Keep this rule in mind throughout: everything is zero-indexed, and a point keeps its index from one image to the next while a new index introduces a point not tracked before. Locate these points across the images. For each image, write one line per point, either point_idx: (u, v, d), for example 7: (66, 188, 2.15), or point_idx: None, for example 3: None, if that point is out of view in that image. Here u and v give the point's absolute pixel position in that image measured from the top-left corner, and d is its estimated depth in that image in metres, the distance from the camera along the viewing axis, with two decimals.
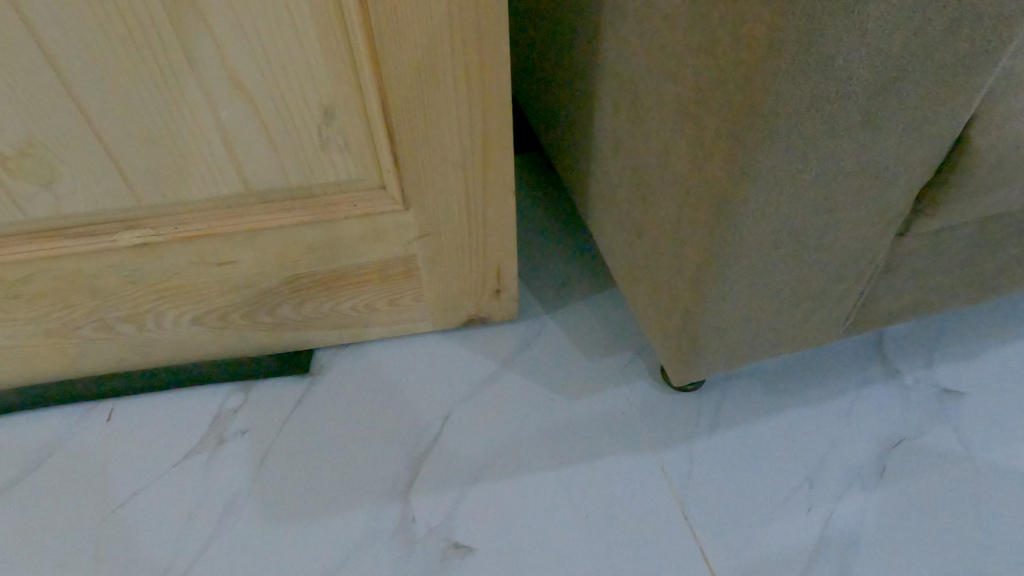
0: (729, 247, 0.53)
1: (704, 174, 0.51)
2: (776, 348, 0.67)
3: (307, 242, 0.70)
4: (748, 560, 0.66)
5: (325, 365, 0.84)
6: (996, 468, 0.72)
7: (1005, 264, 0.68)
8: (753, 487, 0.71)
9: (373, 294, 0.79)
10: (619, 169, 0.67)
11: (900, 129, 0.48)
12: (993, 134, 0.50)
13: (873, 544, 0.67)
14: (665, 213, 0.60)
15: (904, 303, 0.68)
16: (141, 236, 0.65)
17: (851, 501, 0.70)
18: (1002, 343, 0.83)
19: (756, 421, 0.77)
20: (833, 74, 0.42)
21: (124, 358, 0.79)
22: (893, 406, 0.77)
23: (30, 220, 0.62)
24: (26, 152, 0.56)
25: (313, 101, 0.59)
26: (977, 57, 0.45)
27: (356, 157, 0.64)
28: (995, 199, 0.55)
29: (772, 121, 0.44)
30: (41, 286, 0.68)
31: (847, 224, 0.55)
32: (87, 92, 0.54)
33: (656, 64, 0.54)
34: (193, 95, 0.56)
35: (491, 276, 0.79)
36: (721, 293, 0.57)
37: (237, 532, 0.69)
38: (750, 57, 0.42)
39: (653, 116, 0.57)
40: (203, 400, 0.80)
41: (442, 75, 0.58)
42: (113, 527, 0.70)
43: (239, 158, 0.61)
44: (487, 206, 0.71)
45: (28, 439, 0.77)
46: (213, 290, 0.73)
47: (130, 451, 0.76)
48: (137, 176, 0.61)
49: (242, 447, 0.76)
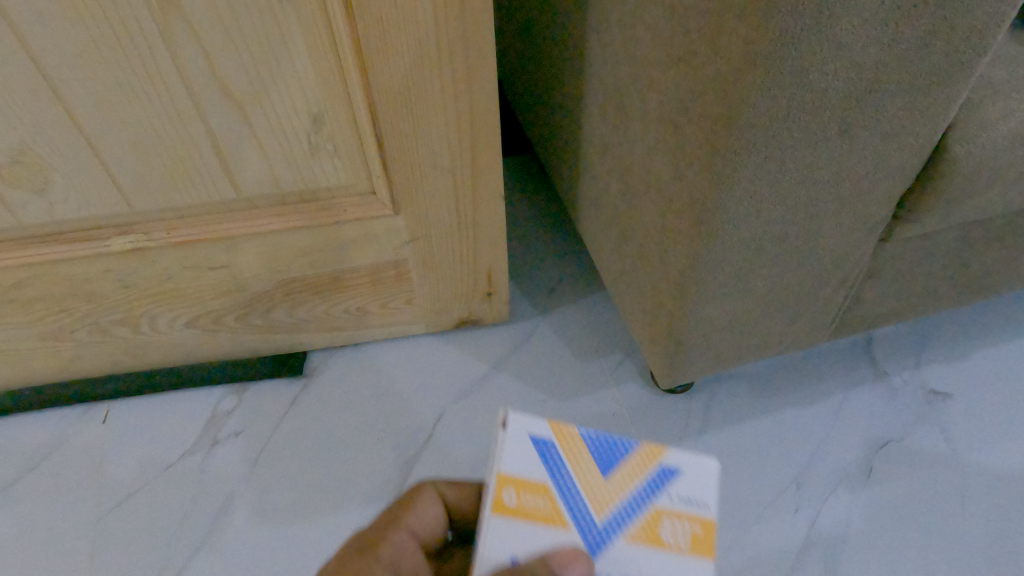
0: (710, 253, 0.53)
1: (687, 182, 0.51)
2: (762, 350, 0.68)
3: (298, 246, 0.71)
4: (736, 561, 0.67)
5: (318, 367, 0.85)
6: (983, 470, 0.72)
7: (992, 268, 0.68)
8: (740, 489, 0.72)
9: (365, 297, 0.79)
10: (605, 174, 0.68)
11: (877, 139, 0.48)
12: (971, 143, 0.50)
13: (858, 545, 0.68)
14: (650, 219, 0.60)
15: (890, 308, 0.68)
16: (132, 242, 0.65)
17: (838, 501, 0.71)
18: (990, 344, 0.83)
19: (745, 422, 0.77)
20: (809, 87, 0.43)
21: (119, 361, 0.80)
22: (881, 408, 0.78)
23: (24, 226, 0.63)
24: (16, 159, 0.57)
25: (302, 109, 0.59)
26: (953, 68, 0.45)
27: (345, 163, 0.65)
28: (978, 205, 0.56)
29: (749, 133, 0.44)
30: (36, 290, 0.69)
31: (828, 232, 0.55)
32: (76, 100, 0.54)
33: (640, 72, 0.54)
34: (182, 103, 0.56)
35: (481, 279, 0.80)
36: (704, 298, 0.58)
37: (231, 532, 0.70)
38: (728, 66, 0.42)
39: (637, 123, 0.57)
40: (199, 402, 0.81)
41: (430, 83, 0.58)
42: (106, 529, 0.71)
43: (230, 165, 0.62)
44: (477, 210, 0.71)
45: (24, 441, 0.78)
46: (206, 294, 0.74)
47: (127, 452, 0.77)
48: (129, 183, 0.61)
49: (235, 448, 0.77)
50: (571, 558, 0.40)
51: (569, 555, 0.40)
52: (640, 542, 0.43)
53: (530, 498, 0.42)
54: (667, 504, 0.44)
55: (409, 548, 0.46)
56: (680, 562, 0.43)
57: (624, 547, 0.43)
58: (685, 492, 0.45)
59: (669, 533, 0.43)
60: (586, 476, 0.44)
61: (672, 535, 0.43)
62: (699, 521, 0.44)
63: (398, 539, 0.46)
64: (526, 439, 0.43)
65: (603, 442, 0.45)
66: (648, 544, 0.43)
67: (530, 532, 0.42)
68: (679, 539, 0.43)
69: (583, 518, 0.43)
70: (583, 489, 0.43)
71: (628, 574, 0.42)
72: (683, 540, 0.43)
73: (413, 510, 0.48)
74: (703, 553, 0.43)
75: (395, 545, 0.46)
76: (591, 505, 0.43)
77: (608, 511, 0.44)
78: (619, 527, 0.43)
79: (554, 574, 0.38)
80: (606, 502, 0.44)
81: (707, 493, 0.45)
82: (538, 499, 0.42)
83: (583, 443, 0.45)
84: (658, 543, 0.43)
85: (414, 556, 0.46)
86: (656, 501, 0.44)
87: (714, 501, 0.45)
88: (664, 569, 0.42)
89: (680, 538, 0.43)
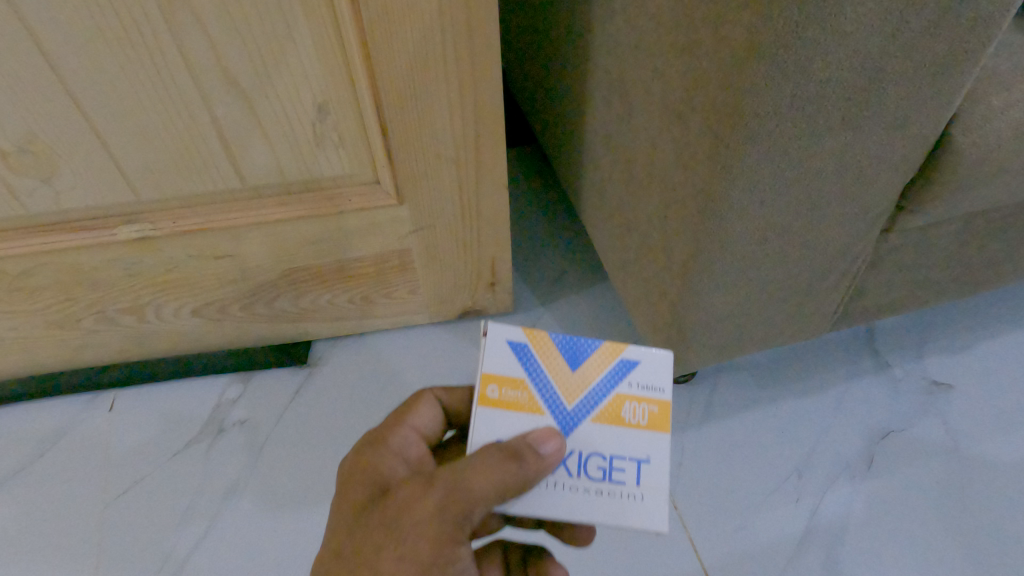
0: (713, 243, 0.53)
1: (691, 173, 0.51)
2: (764, 340, 0.68)
3: (303, 236, 0.71)
4: (737, 549, 0.68)
5: (322, 356, 0.85)
6: (984, 460, 0.73)
7: (995, 259, 0.68)
8: (742, 479, 0.72)
9: (369, 287, 0.80)
10: (609, 164, 0.68)
11: (881, 129, 0.48)
12: (975, 134, 0.50)
13: (858, 534, 0.68)
14: (653, 209, 0.60)
15: (892, 299, 0.69)
16: (138, 231, 0.66)
17: (839, 491, 0.71)
18: (992, 336, 0.83)
19: (746, 412, 0.78)
20: (813, 77, 0.43)
21: (125, 349, 0.81)
22: (883, 398, 0.78)
23: (30, 215, 0.63)
24: (24, 149, 0.57)
25: (307, 98, 0.59)
26: (955, 57, 0.45)
27: (349, 152, 0.65)
28: (981, 195, 0.56)
29: (752, 123, 0.44)
30: (43, 278, 0.69)
31: (831, 222, 0.55)
32: (84, 90, 0.54)
33: (644, 62, 0.54)
34: (188, 92, 0.56)
35: (484, 269, 0.80)
36: (706, 289, 0.58)
37: (237, 519, 0.71)
38: (733, 56, 0.42)
39: (641, 113, 0.57)
40: (204, 390, 0.82)
41: (435, 73, 0.59)
42: (114, 516, 0.71)
43: (236, 155, 0.62)
44: (481, 200, 0.72)
45: (31, 429, 0.79)
46: (211, 283, 0.74)
47: (133, 440, 0.78)
48: (135, 173, 0.62)
49: (241, 437, 0.77)
50: (545, 436, 0.39)
51: (544, 434, 0.39)
52: (606, 422, 0.41)
53: (509, 392, 0.41)
54: (629, 389, 0.42)
55: (413, 443, 0.45)
56: (641, 439, 0.41)
57: (590, 428, 0.41)
58: (646, 379, 0.42)
59: (631, 414, 0.42)
60: (556, 369, 0.42)
61: (634, 416, 0.41)
62: (656, 402, 0.42)
63: (403, 436, 0.45)
64: (504, 343, 0.42)
65: (570, 341, 0.43)
66: (613, 425, 0.41)
67: (507, 418, 0.41)
68: (640, 419, 0.41)
69: (554, 406, 0.41)
70: (554, 381, 0.42)
71: (600, 454, 0.41)
72: (643, 419, 0.41)
73: (412, 410, 0.46)
74: (661, 431, 0.41)
75: (403, 439, 0.44)
76: (563, 393, 0.42)
77: (578, 399, 0.42)
78: (586, 412, 0.41)
79: (529, 455, 0.37)
80: (574, 390, 0.42)
81: (663, 378, 0.42)
82: (516, 392, 0.41)
83: (553, 343, 0.43)
84: (622, 425, 0.41)
85: (423, 448, 0.45)
86: (617, 388, 0.42)
87: (671, 385, 0.42)
88: (629, 448, 0.41)
89: (641, 420, 0.41)
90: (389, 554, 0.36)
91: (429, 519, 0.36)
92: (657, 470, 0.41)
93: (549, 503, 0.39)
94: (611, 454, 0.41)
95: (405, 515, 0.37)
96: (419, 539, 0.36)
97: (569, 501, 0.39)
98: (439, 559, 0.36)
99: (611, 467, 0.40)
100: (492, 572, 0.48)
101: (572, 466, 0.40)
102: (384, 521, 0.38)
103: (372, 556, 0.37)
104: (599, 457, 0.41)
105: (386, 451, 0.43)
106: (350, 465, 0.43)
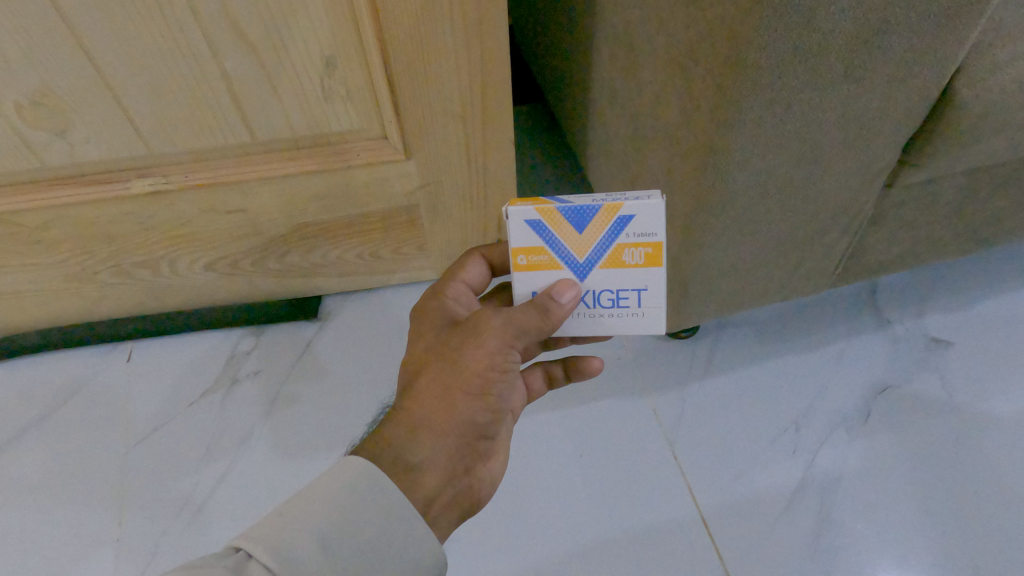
0: (716, 197, 0.54)
1: (693, 127, 0.52)
2: (765, 295, 0.69)
3: (313, 191, 0.72)
4: (734, 497, 0.70)
5: (333, 310, 0.88)
6: (980, 415, 0.74)
7: (996, 217, 0.69)
8: (741, 432, 0.74)
9: (377, 242, 0.81)
10: (614, 119, 0.68)
11: (885, 82, 0.48)
12: (979, 87, 0.50)
13: (853, 484, 0.70)
14: (656, 163, 0.61)
15: (893, 255, 0.69)
16: (152, 183, 0.67)
17: (836, 443, 0.73)
18: (993, 294, 0.84)
19: (747, 367, 0.79)
20: (817, 28, 0.43)
21: (141, 302, 0.83)
22: (881, 354, 0.80)
23: (46, 168, 0.64)
24: (38, 102, 0.58)
25: (313, 50, 0.60)
26: (962, 8, 0.45)
27: (355, 106, 0.66)
28: (983, 149, 0.56)
29: (755, 75, 0.45)
30: (60, 231, 0.71)
31: (833, 177, 0.56)
32: (96, 42, 0.55)
33: (649, 15, 0.55)
34: (197, 46, 0.56)
35: (490, 225, 0.82)
36: (709, 244, 0.59)
37: (252, 463, 0.74)
38: (736, 7, 0.43)
39: (645, 67, 0.58)
40: (218, 342, 0.85)
41: (442, 28, 0.58)
42: (133, 460, 0.74)
43: (245, 108, 0.63)
44: (488, 156, 0.72)
45: (53, 378, 0.82)
46: (224, 237, 0.76)
47: (150, 390, 0.80)
48: (147, 126, 0.63)
49: (254, 386, 0.80)
50: (563, 287, 0.45)
51: (562, 286, 0.45)
52: (612, 267, 0.45)
53: (533, 258, 0.45)
54: (629, 239, 0.44)
55: (466, 294, 0.52)
56: (640, 275, 0.45)
57: (600, 274, 0.46)
58: (642, 227, 0.44)
59: (630, 257, 0.45)
60: (565, 234, 0.45)
61: (633, 258, 0.45)
62: (652, 244, 0.44)
63: (456, 288, 0.52)
64: (520, 221, 0.44)
65: (575, 202, 0.44)
66: (617, 268, 0.45)
67: (537, 278, 0.46)
68: (638, 260, 0.45)
69: (569, 262, 0.45)
70: (564, 242, 0.45)
71: (608, 290, 0.46)
72: (640, 260, 0.45)
73: (460, 267, 0.53)
74: (657, 267, 0.45)
75: (456, 290, 0.51)
76: (574, 249, 0.45)
77: (586, 254, 0.45)
78: (595, 262, 0.45)
79: (552, 304, 0.44)
80: (583, 246, 0.45)
81: (658, 223, 0.44)
82: (538, 257, 0.45)
83: (561, 210, 0.44)
84: (624, 267, 0.45)
85: (473, 300, 0.52)
86: (617, 239, 0.44)
87: (665, 227, 0.44)
88: (629, 281, 0.46)
89: (639, 260, 0.45)
90: (469, 353, 0.44)
91: (496, 327, 0.43)
92: (656, 294, 0.46)
93: (571, 326, 0.48)
94: (618, 288, 0.46)
95: (477, 325, 0.44)
96: (490, 339, 0.43)
97: (590, 324, 0.48)
98: (502, 360, 0.44)
99: (618, 297, 0.46)
100: (536, 377, 0.56)
101: (589, 300, 0.47)
102: (460, 331, 0.45)
103: (455, 350, 0.44)
104: (609, 290, 0.46)
105: (444, 298, 0.51)
106: (417, 312, 0.51)
